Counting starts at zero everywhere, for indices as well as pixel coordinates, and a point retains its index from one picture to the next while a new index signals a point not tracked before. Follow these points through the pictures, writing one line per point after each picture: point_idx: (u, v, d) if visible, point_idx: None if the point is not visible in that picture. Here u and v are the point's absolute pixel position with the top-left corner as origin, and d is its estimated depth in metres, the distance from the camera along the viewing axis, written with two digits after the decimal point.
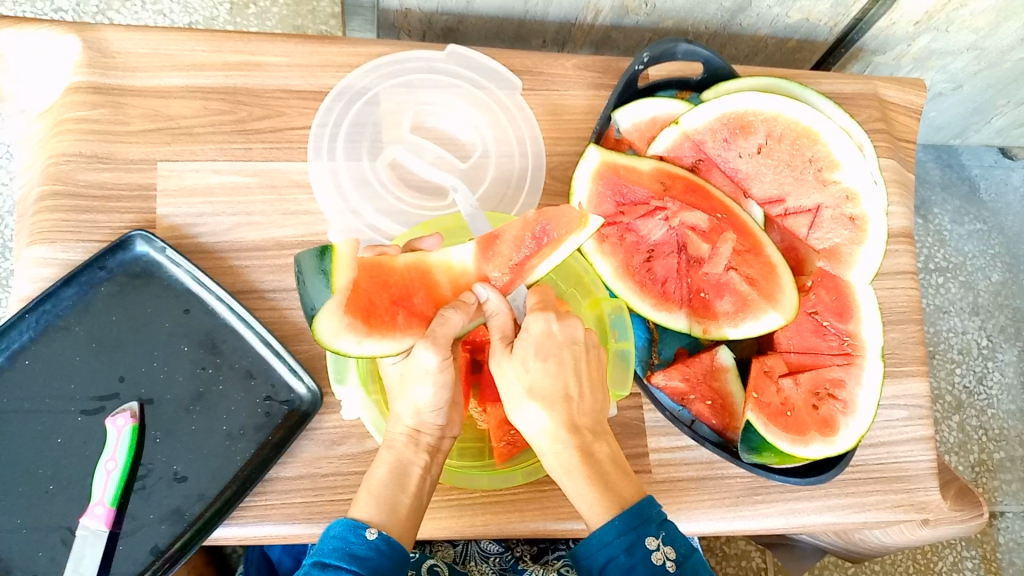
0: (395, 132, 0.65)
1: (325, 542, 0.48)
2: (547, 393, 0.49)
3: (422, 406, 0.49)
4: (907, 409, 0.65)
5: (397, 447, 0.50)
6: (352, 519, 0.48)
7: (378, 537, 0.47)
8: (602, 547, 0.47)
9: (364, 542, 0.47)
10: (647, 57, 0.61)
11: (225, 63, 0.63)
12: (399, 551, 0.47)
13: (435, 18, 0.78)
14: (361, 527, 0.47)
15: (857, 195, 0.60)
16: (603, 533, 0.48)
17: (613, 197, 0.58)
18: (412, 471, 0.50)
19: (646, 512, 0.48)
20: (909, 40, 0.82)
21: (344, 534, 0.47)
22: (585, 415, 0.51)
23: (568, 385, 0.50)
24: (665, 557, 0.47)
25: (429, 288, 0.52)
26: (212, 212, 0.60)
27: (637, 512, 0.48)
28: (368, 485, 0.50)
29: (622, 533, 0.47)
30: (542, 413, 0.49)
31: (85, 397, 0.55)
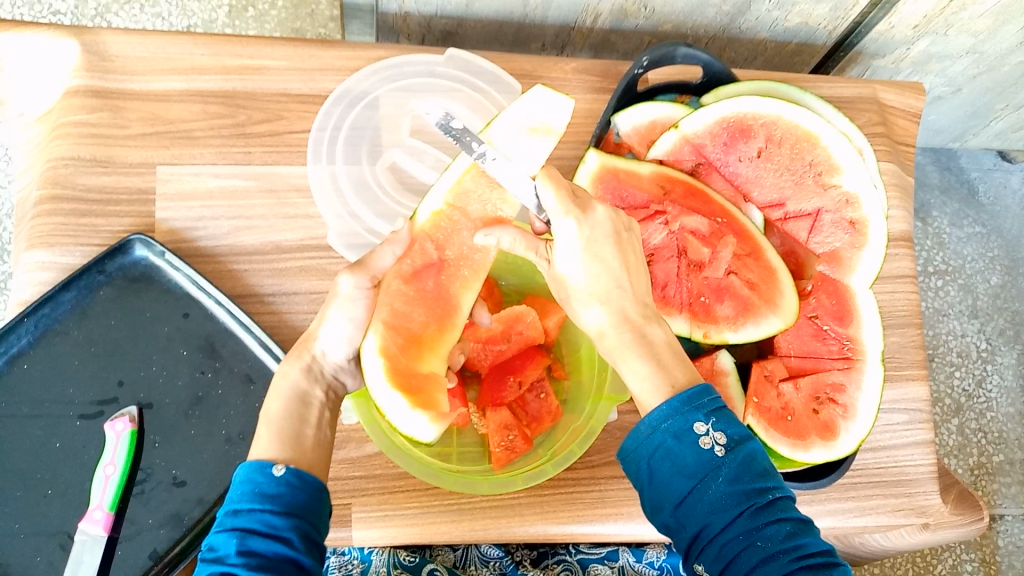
0: (394, 135, 0.65)
1: (232, 491, 0.44)
2: (621, 258, 0.45)
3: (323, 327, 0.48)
4: (907, 413, 0.65)
5: (297, 360, 0.49)
6: (256, 459, 0.45)
7: (287, 473, 0.44)
8: (650, 434, 0.43)
9: (272, 480, 0.44)
10: (647, 60, 0.61)
11: (224, 67, 0.63)
12: (311, 483, 0.44)
13: (435, 22, 0.78)
14: (267, 466, 0.44)
15: (857, 199, 0.60)
16: (651, 416, 0.44)
17: (614, 201, 0.57)
18: (313, 402, 0.49)
19: (699, 399, 0.44)
20: (909, 44, 0.82)
21: (249, 476, 0.44)
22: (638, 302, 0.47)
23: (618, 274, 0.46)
24: (716, 440, 0.42)
25: (411, 299, 0.50)
26: (210, 216, 0.60)
27: (686, 396, 0.44)
28: (265, 416, 0.47)
29: (671, 418, 0.43)
30: (595, 291, 0.46)
31: (84, 402, 0.55)
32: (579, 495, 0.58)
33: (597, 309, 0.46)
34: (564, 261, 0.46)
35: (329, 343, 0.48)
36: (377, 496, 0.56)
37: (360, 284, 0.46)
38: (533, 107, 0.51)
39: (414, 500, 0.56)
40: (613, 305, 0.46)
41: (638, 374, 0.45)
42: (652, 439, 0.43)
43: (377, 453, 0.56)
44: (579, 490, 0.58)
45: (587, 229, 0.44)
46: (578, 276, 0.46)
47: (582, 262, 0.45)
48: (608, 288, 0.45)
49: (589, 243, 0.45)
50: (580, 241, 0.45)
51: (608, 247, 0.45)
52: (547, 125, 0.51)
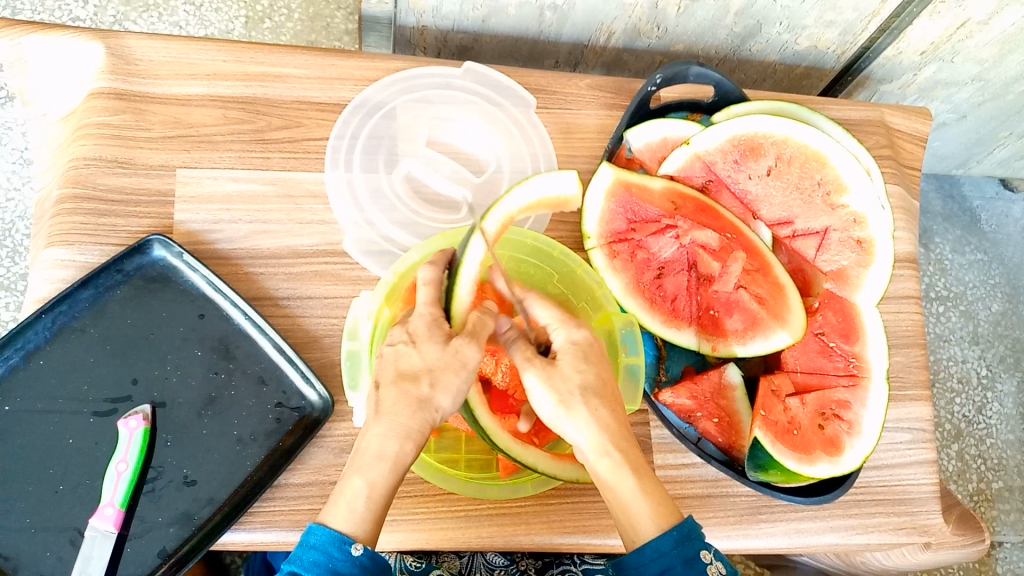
0: (411, 146, 0.66)
1: (303, 549, 0.45)
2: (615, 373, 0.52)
3: (441, 390, 0.47)
4: (910, 433, 0.65)
5: (404, 424, 0.46)
6: (335, 530, 0.45)
7: (363, 554, 0.44)
8: (655, 557, 0.46)
9: (348, 559, 0.44)
10: (660, 78, 0.64)
11: (245, 74, 0.64)
12: (380, 566, 0.45)
13: (451, 36, 0.79)
14: (346, 542, 0.44)
15: (864, 218, 0.61)
16: (659, 542, 0.46)
17: (625, 214, 0.59)
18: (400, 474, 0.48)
19: (695, 531, 0.47)
20: (916, 70, 0.84)
21: (326, 547, 0.44)
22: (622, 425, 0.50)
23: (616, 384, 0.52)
24: (719, 571, 0.45)
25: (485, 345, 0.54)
26: (228, 219, 0.61)
27: (684, 528, 0.46)
28: (366, 491, 0.46)
29: (679, 544, 0.46)
30: (593, 418, 0.48)
31: (98, 399, 0.56)
32: (585, 505, 0.59)
33: (587, 432, 0.48)
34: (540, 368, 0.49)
35: (443, 411, 0.47)
36: None
37: (475, 355, 0.47)
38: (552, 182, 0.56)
39: (421, 506, 0.57)
40: (602, 425, 0.48)
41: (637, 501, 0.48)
42: (660, 562, 0.45)
43: None
44: (585, 501, 0.59)
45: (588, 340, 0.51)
46: (574, 390, 0.48)
47: (560, 375, 0.49)
48: (602, 397, 0.49)
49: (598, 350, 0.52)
50: (575, 353, 0.49)
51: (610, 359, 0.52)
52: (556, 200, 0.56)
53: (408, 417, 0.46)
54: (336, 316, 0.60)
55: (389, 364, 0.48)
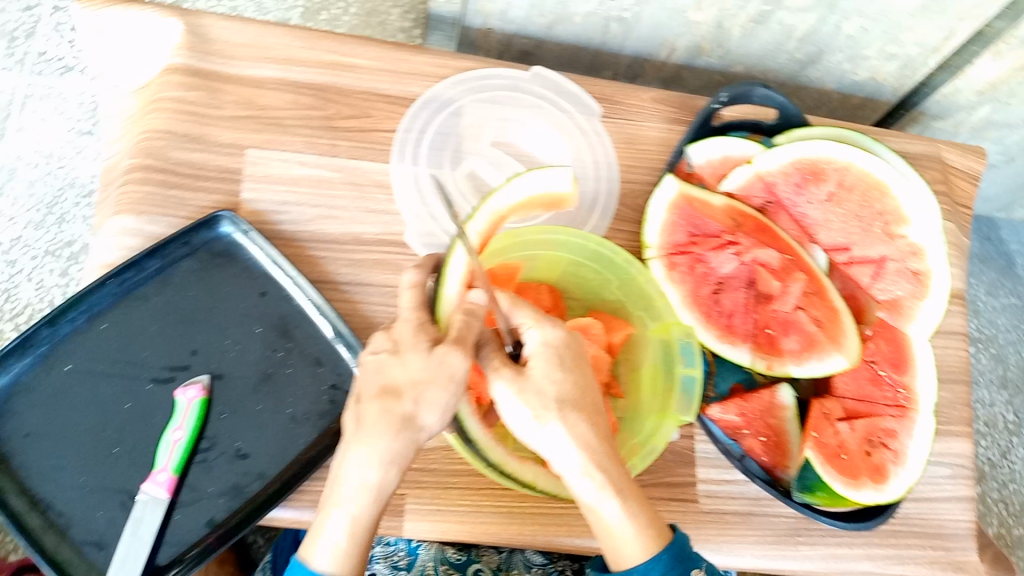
0: (476, 143, 0.66)
1: None
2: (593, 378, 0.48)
3: (427, 407, 0.44)
4: (950, 467, 0.65)
5: (388, 449, 0.43)
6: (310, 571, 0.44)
7: None
8: None
9: None
10: (726, 97, 0.64)
11: (319, 61, 0.65)
12: None
13: (515, 41, 0.80)
14: None
15: (923, 250, 0.62)
16: (648, 568, 0.45)
17: (687, 228, 0.60)
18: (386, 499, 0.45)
19: (682, 555, 0.47)
20: (971, 109, 0.84)
21: None
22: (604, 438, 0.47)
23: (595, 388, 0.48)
24: None
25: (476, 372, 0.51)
26: (294, 202, 0.61)
27: (676, 551, 0.46)
28: (349, 522, 0.44)
29: (670, 568, 0.46)
30: (575, 435, 0.45)
31: (157, 366, 0.56)
32: None
33: (571, 451, 0.45)
34: (514, 382, 0.46)
35: (428, 428, 0.45)
36: (430, 490, 0.57)
37: (459, 363, 0.44)
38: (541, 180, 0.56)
39: (466, 500, 0.57)
40: (582, 441, 0.46)
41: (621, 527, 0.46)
42: None
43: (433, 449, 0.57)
44: None
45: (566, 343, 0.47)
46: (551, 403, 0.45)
47: (536, 385, 0.46)
48: (580, 410, 0.46)
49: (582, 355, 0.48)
50: (548, 358, 0.46)
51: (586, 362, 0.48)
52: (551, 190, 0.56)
53: (391, 440, 0.43)
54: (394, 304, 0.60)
55: (369, 381, 0.45)
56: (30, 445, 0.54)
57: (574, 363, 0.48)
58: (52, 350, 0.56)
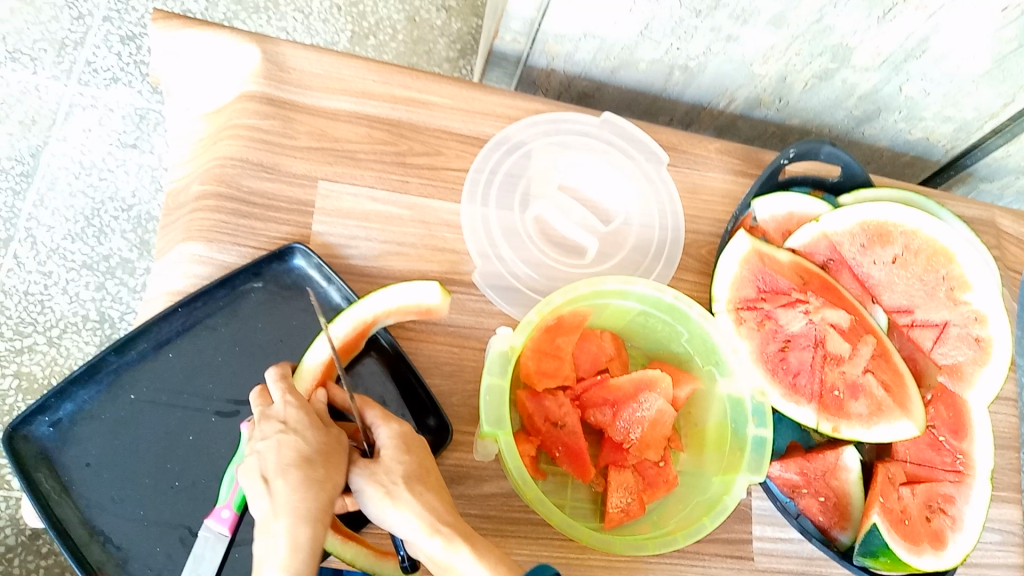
0: (544, 187, 0.67)
1: None
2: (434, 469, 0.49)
3: (327, 471, 0.44)
4: (1001, 534, 0.65)
5: (304, 507, 0.42)
6: None
7: None
8: None
9: None
10: (794, 152, 0.64)
11: (393, 96, 0.65)
12: None
13: (575, 82, 0.81)
14: None
15: (986, 317, 0.62)
16: None
17: (756, 284, 0.60)
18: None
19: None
20: (1019, 174, 0.85)
21: None
22: (453, 516, 0.47)
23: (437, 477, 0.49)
24: None
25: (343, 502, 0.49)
26: (364, 237, 0.61)
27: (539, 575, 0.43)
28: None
29: None
30: (415, 496, 0.46)
31: (221, 399, 0.56)
32: (684, 568, 0.58)
33: (412, 516, 0.45)
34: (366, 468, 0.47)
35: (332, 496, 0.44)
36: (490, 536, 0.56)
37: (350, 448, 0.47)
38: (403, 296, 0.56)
39: (524, 547, 0.57)
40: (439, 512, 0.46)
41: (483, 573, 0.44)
42: None
43: (493, 494, 0.57)
44: (682, 562, 0.58)
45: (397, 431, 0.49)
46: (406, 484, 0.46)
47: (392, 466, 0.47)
48: (426, 484, 0.47)
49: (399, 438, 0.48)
50: (395, 443, 0.48)
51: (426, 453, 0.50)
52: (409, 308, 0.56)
53: (312, 499, 0.43)
54: (458, 345, 0.60)
55: (271, 456, 0.44)
56: (91, 475, 0.53)
57: (403, 451, 0.48)
58: (117, 378, 0.55)
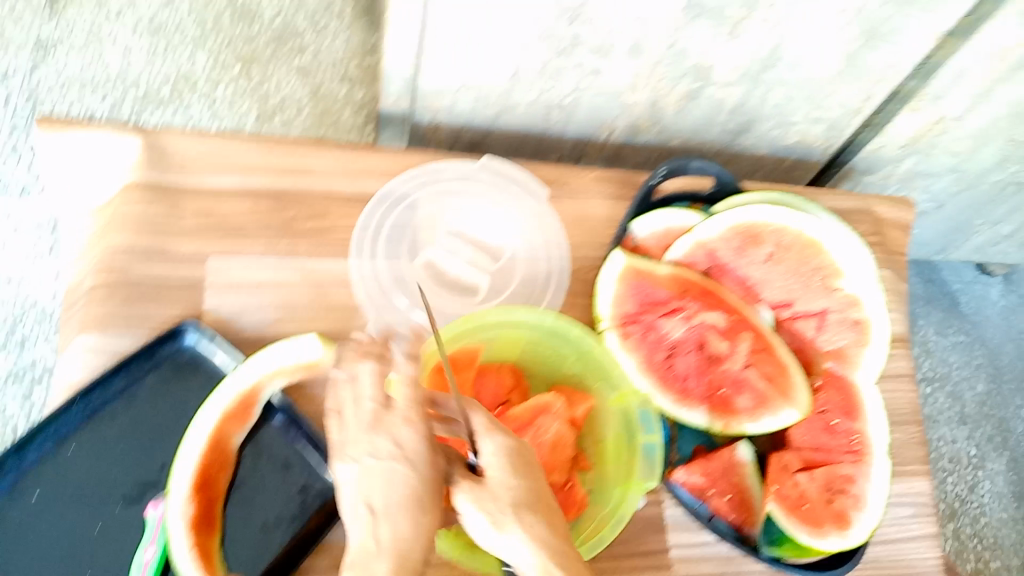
0: (432, 236, 0.69)
1: None
2: (535, 481, 0.43)
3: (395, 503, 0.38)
4: (913, 507, 0.67)
5: (398, 546, 0.38)
6: None
7: None
8: None
9: None
10: (665, 170, 0.68)
11: (275, 168, 0.68)
12: None
13: (462, 133, 0.85)
14: None
15: (860, 301, 0.65)
16: None
17: (637, 299, 0.63)
18: None
19: None
20: (897, 162, 0.90)
21: None
22: (566, 544, 0.42)
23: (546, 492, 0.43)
24: None
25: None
26: (256, 304, 0.64)
27: None
28: None
29: None
30: (528, 526, 0.41)
31: (126, 485, 0.57)
32: None
33: (527, 550, 0.40)
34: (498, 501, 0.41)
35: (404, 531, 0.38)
36: None
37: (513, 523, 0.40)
38: (288, 353, 0.58)
39: None
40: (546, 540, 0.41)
41: None
42: None
43: None
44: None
45: (506, 445, 0.43)
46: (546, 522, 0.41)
47: (540, 495, 0.43)
48: (537, 511, 0.42)
49: (506, 453, 0.43)
50: (505, 462, 0.42)
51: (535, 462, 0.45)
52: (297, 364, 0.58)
53: (409, 529, 0.38)
54: None
55: (355, 487, 0.39)
56: None
57: (511, 471, 0.42)
58: (19, 478, 0.56)
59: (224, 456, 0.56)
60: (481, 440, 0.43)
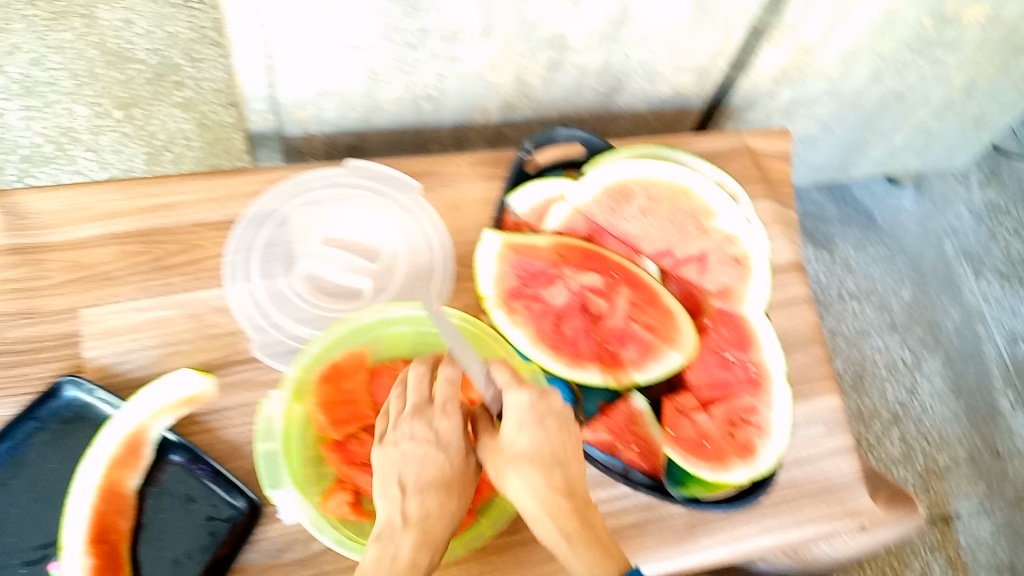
0: (305, 246, 0.69)
1: None
2: (561, 436, 0.52)
3: (412, 469, 0.52)
4: (824, 425, 0.68)
5: (435, 498, 0.52)
6: None
7: None
8: None
9: None
10: (532, 145, 0.69)
11: (137, 209, 0.67)
12: None
13: (336, 140, 0.84)
14: None
15: (737, 237, 0.66)
16: None
17: (517, 273, 0.63)
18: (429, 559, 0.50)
19: None
20: (773, 94, 0.90)
21: None
22: (572, 486, 0.51)
23: (555, 451, 0.51)
24: None
25: None
26: (138, 347, 0.63)
27: None
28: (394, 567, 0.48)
29: None
30: (528, 474, 0.50)
31: (28, 547, 0.57)
32: (524, 555, 0.60)
33: (529, 495, 0.50)
34: (511, 463, 0.51)
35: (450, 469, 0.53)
36: None
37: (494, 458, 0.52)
38: (170, 390, 0.59)
39: None
40: (546, 488, 0.50)
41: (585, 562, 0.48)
42: None
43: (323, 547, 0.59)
44: (527, 549, 0.61)
45: (529, 404, 0.52)
46: (544, 475, 0.51)
47: (549, 452, 0.51)
48: (534, 463, 0.51)
49: (524, 411, 0.51)
50: (523, 417, 0.51)
51: (551, 420, 0.52)
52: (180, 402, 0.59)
53: (434, 496, 0.52)
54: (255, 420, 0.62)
55: (397, 458, 0.52)
56: None
57: (520, 428, 0.51)
58: None
59: (121, 501, 0.57)
60: (506, 393, 0.52)
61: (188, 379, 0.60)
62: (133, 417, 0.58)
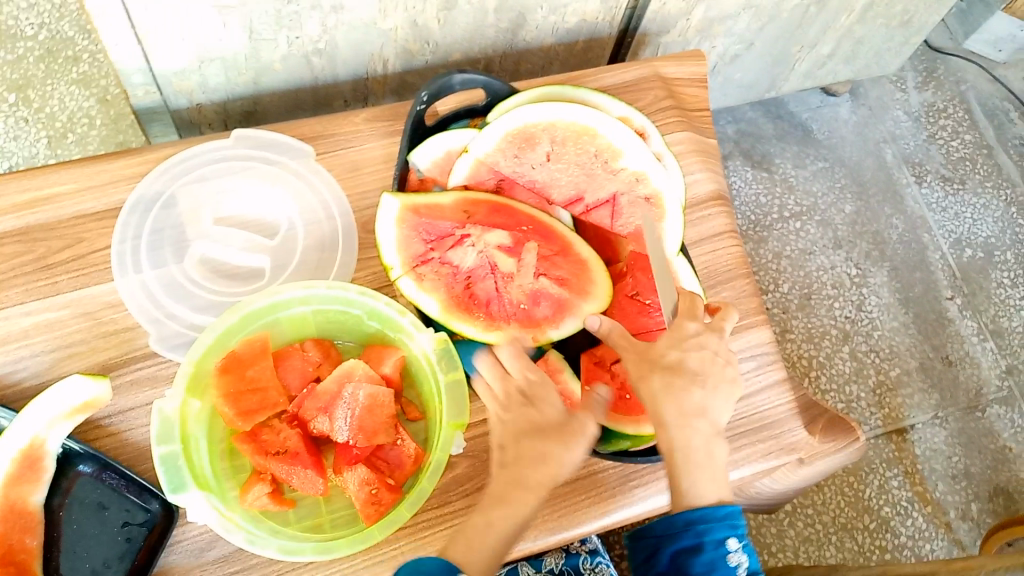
0: (197, 227, 0.65)
1: None
2: (714, 370, 0.55)
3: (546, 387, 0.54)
4: (755, 360, 0.67)
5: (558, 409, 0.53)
6: None
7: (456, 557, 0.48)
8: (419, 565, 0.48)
9: None
10: (426, 96, 0.63)
11: (11, 205, 0.62)
12: None
13: (230, 105, 0.79)
14: None
15: (645, 175, 0.63)
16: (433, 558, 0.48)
17: (420, 236, 0.59)
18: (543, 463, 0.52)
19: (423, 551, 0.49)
20: (686, 15, 0.86)
21: None
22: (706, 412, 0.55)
23: (699, 380, 0.55)
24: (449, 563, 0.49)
25: None
26: (30, 354, 0.59)
27: (719, 512, 0.53)
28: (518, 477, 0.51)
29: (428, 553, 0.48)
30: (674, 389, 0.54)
31: None
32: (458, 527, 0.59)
33: (665, 406, 0.53)
34: (655, 371, 0.54)
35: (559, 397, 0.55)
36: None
37: (593, 426, 0.53)
38: (60, 398, 0.55)
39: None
40: (697, 410, 0.54)
41: (692, 481, 0.53)
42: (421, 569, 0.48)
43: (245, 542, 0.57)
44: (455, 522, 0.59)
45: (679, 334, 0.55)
46: (702, 395, 0.54)
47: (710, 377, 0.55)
48: (676, 382, 0.54)
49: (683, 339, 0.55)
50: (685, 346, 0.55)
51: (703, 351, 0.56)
52: (72, 411, 0.55)
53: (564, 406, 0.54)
54: None
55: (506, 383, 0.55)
56: None
57: (679, 353, 0.55)
58: None
59: (26, 518, 0.55)
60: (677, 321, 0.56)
61: (79, 385, 0.55)
62: (27, 430, 0.54)
